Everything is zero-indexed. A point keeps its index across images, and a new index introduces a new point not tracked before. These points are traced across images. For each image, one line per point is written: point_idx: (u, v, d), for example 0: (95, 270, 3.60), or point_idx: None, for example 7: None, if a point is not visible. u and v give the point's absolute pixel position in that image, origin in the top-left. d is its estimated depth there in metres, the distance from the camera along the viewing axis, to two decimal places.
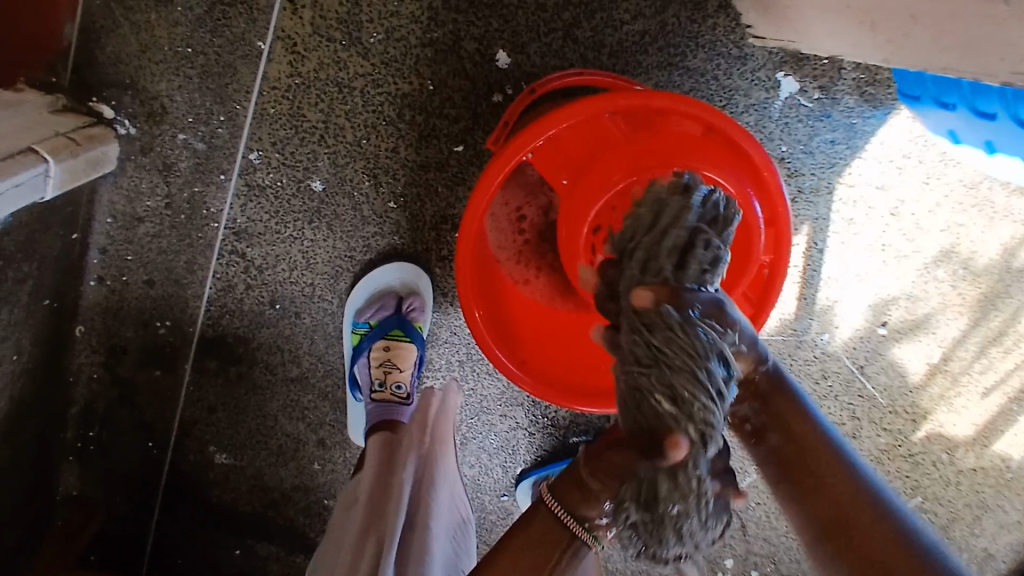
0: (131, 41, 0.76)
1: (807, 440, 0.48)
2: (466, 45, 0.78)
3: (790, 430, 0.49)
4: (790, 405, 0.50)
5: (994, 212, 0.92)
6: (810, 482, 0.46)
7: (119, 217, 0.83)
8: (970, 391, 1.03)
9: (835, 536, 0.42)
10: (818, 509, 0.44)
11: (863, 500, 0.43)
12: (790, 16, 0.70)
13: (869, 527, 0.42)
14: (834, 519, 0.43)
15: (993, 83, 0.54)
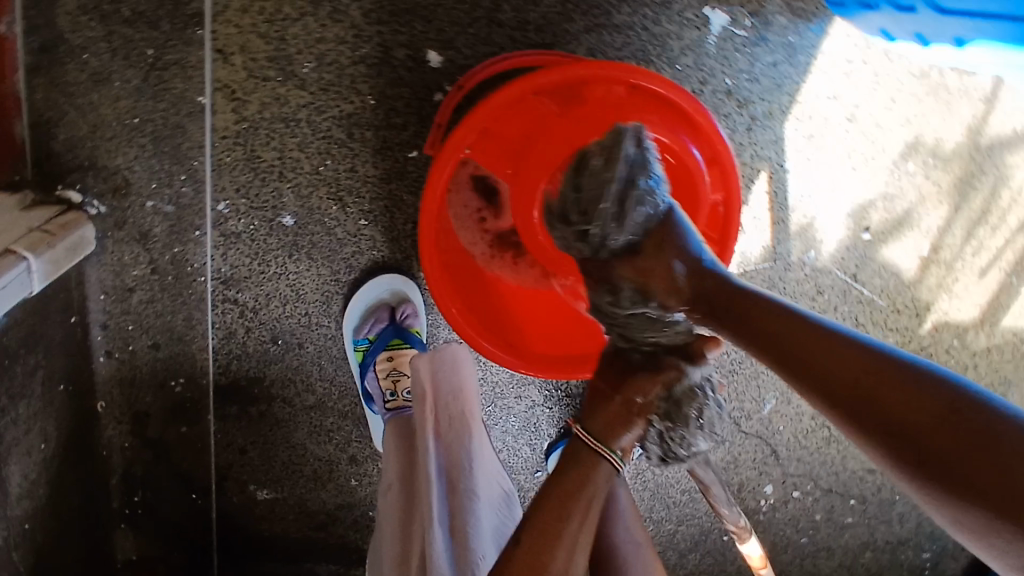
0: (79, 124, 0.78)
1: (785, 329, 0.49)
2: (396, 53, 0.79)
3: (760, 326, 0.50)
4: (747, 301, 0.51)
5: (950, 95, 0.92)
6: (799, 361, 0.48)
7: (111, 291, 0.86)
8: (968, 275, 1.04)
9: (856, 403, 0.45)
10: (828, 386, 0.46)
11: (861, 359, 0.46)
12: None
13: (878, 379, 0.45)
14: (838, 388, 0.46)
15: None
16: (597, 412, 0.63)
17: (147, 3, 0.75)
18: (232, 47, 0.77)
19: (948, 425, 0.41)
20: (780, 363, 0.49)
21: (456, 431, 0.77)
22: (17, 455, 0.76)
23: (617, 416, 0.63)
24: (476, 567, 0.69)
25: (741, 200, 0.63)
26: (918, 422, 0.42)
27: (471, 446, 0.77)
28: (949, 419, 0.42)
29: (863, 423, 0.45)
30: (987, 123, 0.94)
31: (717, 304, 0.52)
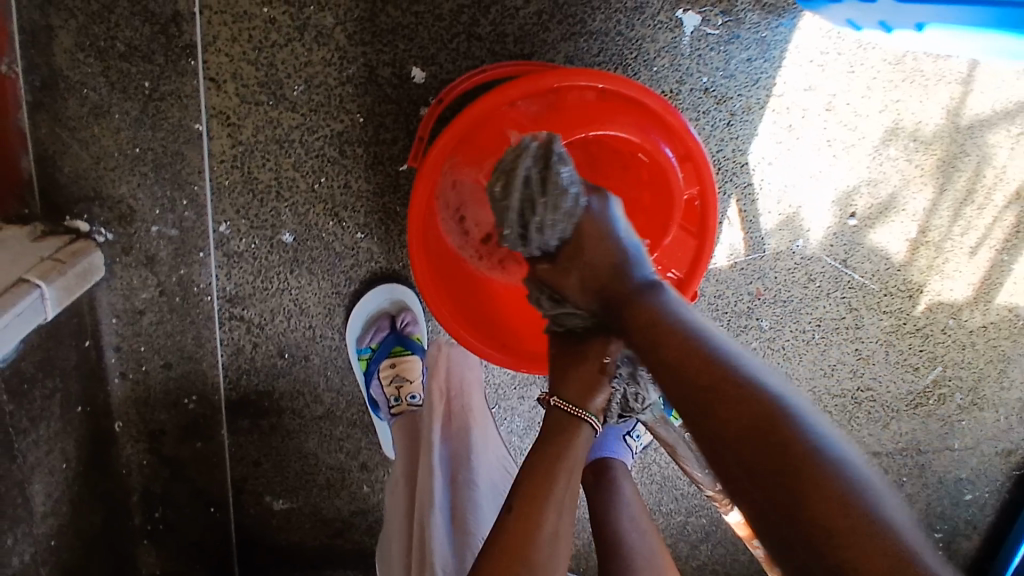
0: (83, 156, 0.82)
1: (678, 342, 0.53)
2: (381, 72, 0.82)
3: (655, 335, 0.54)
4: (648, 310, 0.56)
5: (926, 80, 0.94)
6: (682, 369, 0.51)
7: (122, 314, 0.90)
8: (958, 254, 1.05)
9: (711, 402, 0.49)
10: (694, 399, 0.50)
11: (733, 379, 0.49)
12: None
13: (740, 399, 0.48)
14: (702, 399, 0.49)
15: None
16: (568, 379, 0.67)
17: (142, 37, 0.78)
18: (224, 74, 0.80)
19: (786, 454, 0.45)
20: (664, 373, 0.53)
21: (460, 423, 0.84)
22: (40, 475, 0.79)
23: (588, 381, 0.67)
24: (472, 550, 0.73)
25: (716, 193, 0.66)
26: (764, 443, 0.46)
27: (473, 439, 0.83)
28: (790, 447, 0.45)
29: (715, 439, 0.48)
30: (965, 104, 0.95)
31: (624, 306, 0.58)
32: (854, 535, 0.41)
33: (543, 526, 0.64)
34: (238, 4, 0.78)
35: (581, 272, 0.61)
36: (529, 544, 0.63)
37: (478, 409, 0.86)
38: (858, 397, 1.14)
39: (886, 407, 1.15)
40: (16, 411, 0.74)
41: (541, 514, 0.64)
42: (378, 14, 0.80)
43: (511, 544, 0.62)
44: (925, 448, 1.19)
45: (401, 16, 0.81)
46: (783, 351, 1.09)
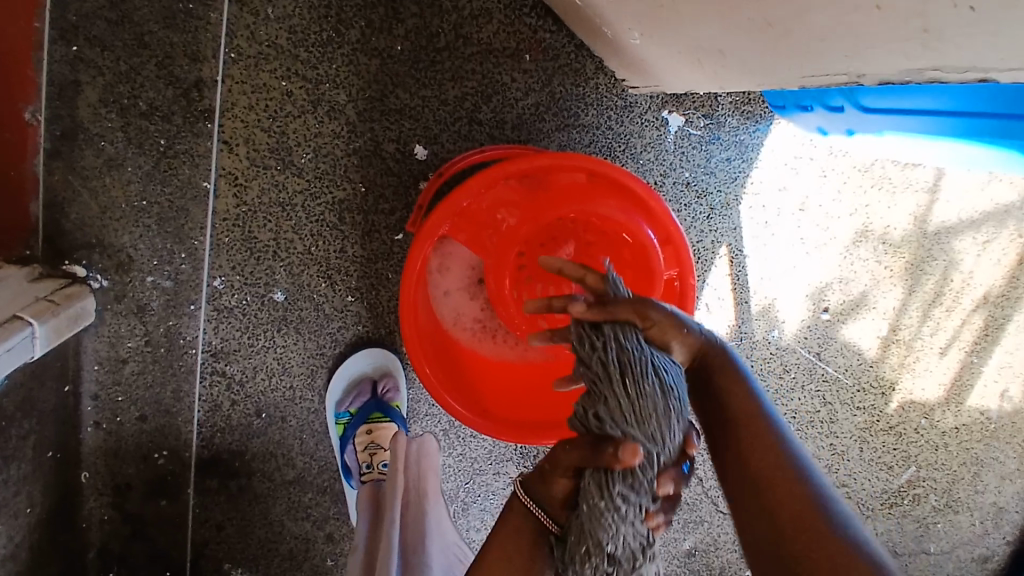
0: (91, 205, 0.85)
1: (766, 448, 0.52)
2: (386, 147, 0.88)
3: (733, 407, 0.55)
4: (731, 378, 0.56)
5: (894, 187, 1.01)
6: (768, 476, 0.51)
7: (104, 362, 0.90)
8: (929, 354, 1.09)
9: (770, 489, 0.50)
10: (766, 509, 0.50)
11: (810, 501, 0.48)
12: (643, 74, 0.80)
13: (809, 519, 0.47)
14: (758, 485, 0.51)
15: (799, 84, 0.62)
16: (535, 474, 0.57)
17: (164, 100, 0.83)
18: (237, 139, 0.85)
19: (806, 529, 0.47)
20: (743, 470, 0.52)
21: (417, 503, 0.82)
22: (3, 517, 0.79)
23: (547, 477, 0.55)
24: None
25: (694, 276, 0.69)
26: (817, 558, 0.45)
27: (428, 519, 0.80)
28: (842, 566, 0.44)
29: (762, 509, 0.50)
30: (931, 212, 1.03)
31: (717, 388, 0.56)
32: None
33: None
34: (258, 76, 0.84)
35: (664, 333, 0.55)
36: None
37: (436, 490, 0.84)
38: None
39: (862, 505, 1.16)
40: None
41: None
42: (388, 95, 0.86)
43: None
44: (901, 550, 1.19)
45: (409, 99, 0.87)
46: None
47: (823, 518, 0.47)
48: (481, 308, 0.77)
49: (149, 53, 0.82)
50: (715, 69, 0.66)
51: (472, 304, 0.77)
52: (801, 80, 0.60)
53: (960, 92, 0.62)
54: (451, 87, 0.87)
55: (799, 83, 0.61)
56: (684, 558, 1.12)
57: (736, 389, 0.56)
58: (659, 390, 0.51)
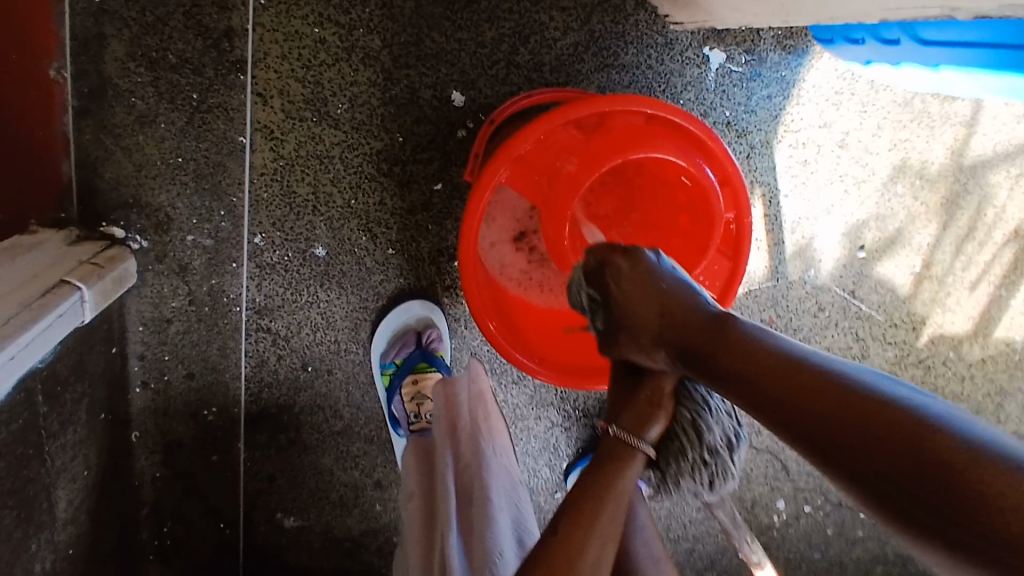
0: (125, 164, 0.82)
1: (794, 373, 0.47)
2: (423, 94, 0.85)
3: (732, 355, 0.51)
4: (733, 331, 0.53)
5: (933, 121, 1.00)
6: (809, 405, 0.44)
7: (149, 322, 0.90)
8: (959, 289, 1.11)
9: (798, 399, 0.45)
10: (812, 423, 0.44)
11: (828, 383, 0.44)
12: (695, 9, 0.77)
13: (870, 408, 0.41)
14: (802, 400, 0.45)
15: (880, 16, 0.60)
16: (626, 408, 0.64)
17: (195, 51, 0.80)
18: (271, 90, 0.82)
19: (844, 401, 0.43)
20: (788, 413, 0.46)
21: (474, 441, 0.78)
22: (65, 479, 0.76)
23: (645, 410, 0.64)
24: (495, 565, 0.64)
25: (751, 218, 0.69)
26: (924, 444, 0.37)
27: (487, 458, 0.76)
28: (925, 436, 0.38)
29: (812, 427, 0.44)
30: (968, 145, 1.02)
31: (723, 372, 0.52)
32: (902, 429, 0.39)
33: (589, 552, 0.57)
34: (291, 23, 0.81)
35: (634, 321, 0.60)
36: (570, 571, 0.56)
37: (496, 429, 0.81)
38: None
39: None
40: (49, 413, 0.71)
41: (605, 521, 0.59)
42: (424, 39, 0.83)
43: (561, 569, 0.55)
44: None
45: (444, 42, 0.84)
46: None
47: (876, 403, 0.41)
48: (531, 259, 0.76)
49: (176, 2, 0.79)
50: (781, 4, 0.64)
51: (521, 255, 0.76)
52: (883, 13, 0.58)
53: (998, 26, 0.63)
54: (487, 29, 0.84)
55: (882, 15, 0.59)
56: None
57: (725, 325, 0.54)
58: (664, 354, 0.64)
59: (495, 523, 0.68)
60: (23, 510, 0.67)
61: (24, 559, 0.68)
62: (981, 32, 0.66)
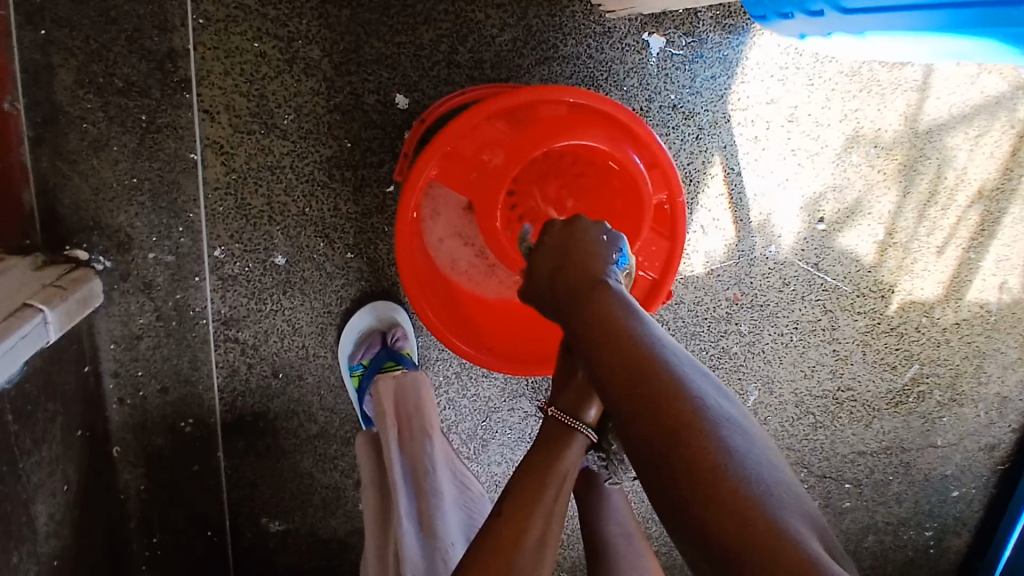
0: (81, 188, 0.84)
1: (639, 358, 0.52)
2: (367, 99, 0.87)
3: (599, 325, 0.56)
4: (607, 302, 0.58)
5: (884, 89, 1.00)
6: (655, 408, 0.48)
7: (120, 340, 0.92)
8: (926, 254, 1.11)
9: (629, 381, 0.51)
10: (631, 405, 0.50)
11: (662, 380, 0.50)
12: None
13: (681, 417, 0.47)
14: (630, 384, 0.51)
15: None
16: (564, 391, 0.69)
17: (139, 74, 0.81)
18: (217, 106, 0.84)
19: (666, 402, 0.48)
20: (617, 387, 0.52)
21: (419, 436, 0.83)
22: (43, 495, 0.79)
23: (580, 391, 0.68)
24: (445, 553, 0.69)
25: (684, 197, 0.70)
26: (704, 476, 0.44)
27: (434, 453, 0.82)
28: (726, 489, 0.43)
29: (631, 410, 0.50)
30: (922, 110, 1.02)
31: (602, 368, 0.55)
32: (696, 451, 0.45)
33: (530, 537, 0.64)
34: (230, 40, 0.82)
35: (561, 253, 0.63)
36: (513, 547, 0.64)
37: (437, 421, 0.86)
38: (840, 398, 1.19)
39: (867, 406, 1.20)
40: (20, 431, 0.74)
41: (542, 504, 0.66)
42: (362, 46, 0.85)
43: (501, 545, 0.63)
44: (908, 446, 1.24)
45: (383, 47, 0.85)
46: (762, 354, 1.13)
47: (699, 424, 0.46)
48: (477, 252, 0.78)
49: (117, 28, 0.80)
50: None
51: (467, 249, 0.78)
52: None
53: None
54: (425, 31, 0.85)
55: None
56: None
57: (606, 298, 0.58)
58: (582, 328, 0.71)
59: (442, 516, 0.76)
60: None
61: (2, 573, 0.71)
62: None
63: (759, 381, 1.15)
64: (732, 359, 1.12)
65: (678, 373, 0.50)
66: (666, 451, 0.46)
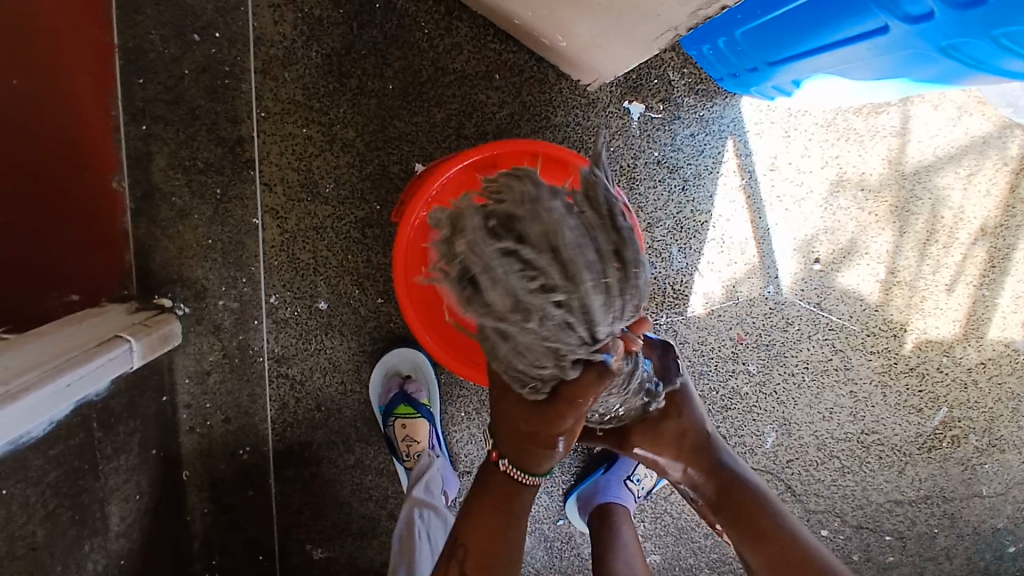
0: (170, 248, 1.06)
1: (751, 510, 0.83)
2: (392, 169, 1.05)
3: (721, 487, 0.85)
4: (718, 462, 0.86)
5: (862, 136, 1.08)
6: (763, 540, 0.82)
7: (193, 374, 1.10)
8: (936, 292, 1.13)
9: (746, 520, 0.83)
10: (756, 540, 0.82)
11: (768, 519, 0.83)
12: (586, 71, 0.92)
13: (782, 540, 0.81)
14: (750, 527, 0.83)
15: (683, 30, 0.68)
16: (520, 448, 0.76)
17: (217, 157, 1.04)
18: (275, 180, 1.05)
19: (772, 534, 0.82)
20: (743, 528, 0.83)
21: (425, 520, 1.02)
22: (118, 498, 0.95)
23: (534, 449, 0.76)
24: None
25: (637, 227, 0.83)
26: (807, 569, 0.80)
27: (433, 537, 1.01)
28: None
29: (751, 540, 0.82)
30: (905, 153, 1.09)
31: (728, 498, 0.85)
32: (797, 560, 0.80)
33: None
34: (285, 127, 1.04)
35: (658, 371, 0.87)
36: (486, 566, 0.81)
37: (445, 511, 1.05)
38: (865, 441, 1.17)
39: (898, 451, 1.18)
40: (103, 438, 0.92)
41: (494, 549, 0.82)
42: (387, 125, 1.04)
43: None
44: (950, 495, 1.20)
45: (404, 126, 1.04)
46: (775, 394, 1.15)
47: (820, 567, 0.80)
48: None
49: (200, 122, 1.03)
50: (618, 51, 0.78)
51: None
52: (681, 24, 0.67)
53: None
54: (437, 111, 1.04)
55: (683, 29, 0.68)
56: None
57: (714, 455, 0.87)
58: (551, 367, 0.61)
59: None
60: (78, 512, 0.86)
61: (78, 556, 0.86)
62: (820, 62, 0.76)
63: (777, 423, 1.16)
64: (744, 400, 1.15)
65: (771, 511, 0.83)
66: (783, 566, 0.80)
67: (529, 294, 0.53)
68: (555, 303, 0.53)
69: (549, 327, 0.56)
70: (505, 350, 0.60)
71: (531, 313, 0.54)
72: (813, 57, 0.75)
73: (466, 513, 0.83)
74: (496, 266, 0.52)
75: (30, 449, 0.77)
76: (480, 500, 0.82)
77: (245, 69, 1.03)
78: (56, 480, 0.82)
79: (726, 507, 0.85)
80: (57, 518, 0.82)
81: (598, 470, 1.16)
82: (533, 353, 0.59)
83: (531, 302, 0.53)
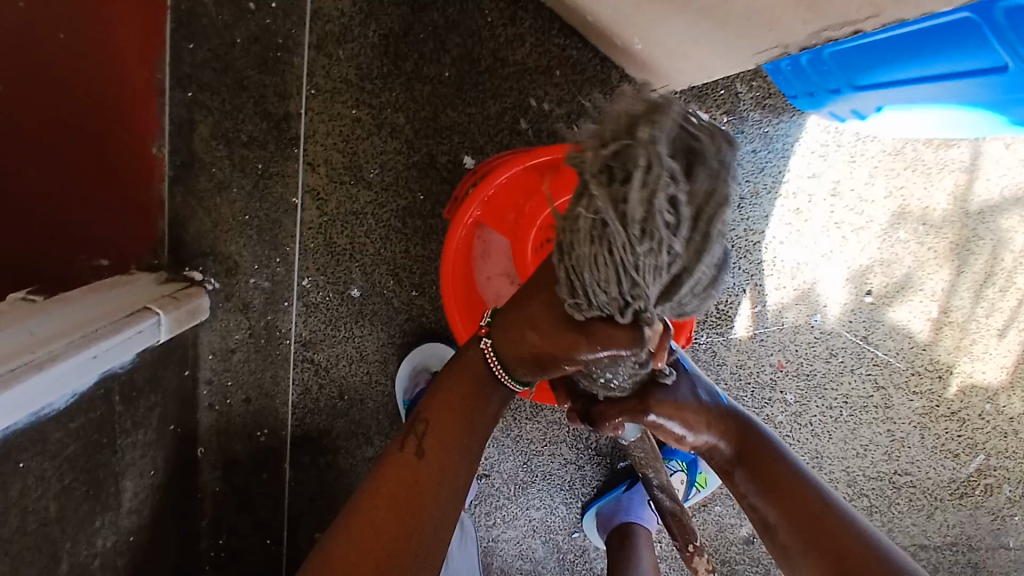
0: (205, 221, 1.03)
1: (773, 468, 0.72)
2: (440, 159, 1.02)
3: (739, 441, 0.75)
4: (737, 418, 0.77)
5: (929, 168, 1.03)
6: (781, 493, 0.69)
7: (217, 351, 1.08)
8: (986, 336, 1.09)
9: (765, 475, 0.72)
10: (776, 497, 0.70)
11: (791, 475, 0.71)
12: (657, 77, 0.88)
13: (808, 498, 0.68)
14: (772, 486, 0.71)
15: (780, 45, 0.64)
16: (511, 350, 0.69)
17: (261, 131, 1.01)
18: (319, 160, 1.02)
19: (795, 490, 0.69)
20: (762, 486, 0.71)
21: None
22: (132, 473, 0.93)
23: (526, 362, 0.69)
24: None
25: None
26: (836, 530, 0.65)
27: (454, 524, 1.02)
28: (849, 541, 0.64)
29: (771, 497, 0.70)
30: (971, 191, 1.04)
31: (748, 455, 0.74)
32: (823, 516, 0.66)
33: (450, 477, 0.68)
34: (334, 107, 1.00)
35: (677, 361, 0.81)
36: (441, 450, 0.69)
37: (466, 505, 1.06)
38: (897, 482, 1.14)
39: (929, 495, 1.14)
40: (124, 412, 0.89)
41: (455, 435, 0.70)
42: (440, 114, 1.01)
43: (415, 469, 0.67)
44: (976, 544, 1.16)
45: (457, 116, 1.01)
46: (809, 426, 1.12)
47: (853, 529, 0.65)
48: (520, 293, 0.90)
49: (247, 94, 1.00)
50: (702, 61, 0.74)
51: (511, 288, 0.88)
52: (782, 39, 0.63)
53: (988, 32, 0.55)
54: (492, 104, 1.00)
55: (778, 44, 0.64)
56: (741, 544, 1.17)
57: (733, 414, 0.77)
58: (606, 287, 0.51)
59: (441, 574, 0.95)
60: (92, 488, 0.83)
61: (89, 531, 0.84)
62: (916, 93, 0.72)
63: (808, 455, 1.13)
64: (778, 429, 1.11)
65: (797, 469, 0.72)
66: (804, 525, 0.66)
67: (662, 221, 0.44)
68: (673, 252, 0.46)
69: (644, 263, 0.47)
70: (584, 251, 0.50)
71: (652, 242, 0.45)
72: (914, 86, 0.71)
73: (434, 391, 0.74)
74: (654, 175, 0.42)
75: (51, 422, 0.74)
76: (449, 376, 0.74)
77: (298, 42, 0.99)
78: (73, 454, 0.79)
79: (745, 462, 0.74)
80: (71, 493, 0.79)
81: (620, 485, 1.13)
82: (608, 271, 0.49)
83: (658, 231, 0.44)
